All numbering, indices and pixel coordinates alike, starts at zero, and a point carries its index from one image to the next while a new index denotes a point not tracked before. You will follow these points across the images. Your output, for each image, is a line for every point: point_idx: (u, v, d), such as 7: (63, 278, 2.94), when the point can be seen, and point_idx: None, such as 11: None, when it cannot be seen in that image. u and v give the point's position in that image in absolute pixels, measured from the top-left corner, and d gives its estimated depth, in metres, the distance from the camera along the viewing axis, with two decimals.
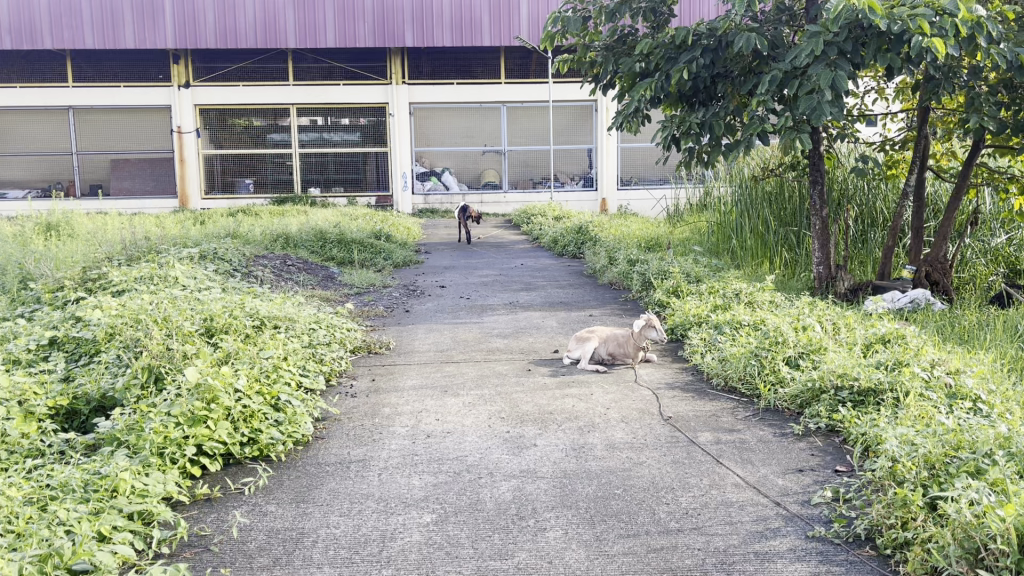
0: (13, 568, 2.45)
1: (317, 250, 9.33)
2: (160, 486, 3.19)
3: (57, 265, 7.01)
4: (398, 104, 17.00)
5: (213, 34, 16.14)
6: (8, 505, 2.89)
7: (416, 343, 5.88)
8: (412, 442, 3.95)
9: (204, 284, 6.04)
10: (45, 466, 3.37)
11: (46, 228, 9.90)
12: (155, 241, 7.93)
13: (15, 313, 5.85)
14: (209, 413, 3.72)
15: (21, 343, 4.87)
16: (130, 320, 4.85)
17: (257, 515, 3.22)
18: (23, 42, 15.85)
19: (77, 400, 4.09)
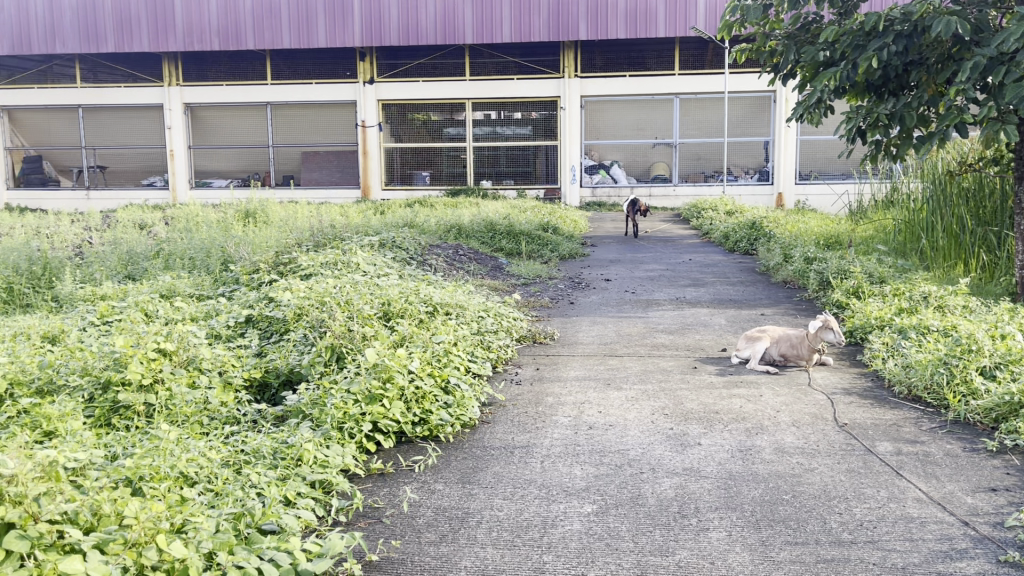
0: (212, 523, 2.71)
1: (487, 241, 9.57)
2: (339, 458, 3.42)
3: (254, 249, 7.59)
4: (570, 98, 17.07)
5: (398, 32, 16.85)
6: (209, 466, 3.19)
7: (580, 335, 5.91)
8: (574, 433, 3.99)
9: (383, 270, 6.38)
10: (240, 432, 3.69)
11: (245, 215, 10.76)
12: (340, 229, 8.41)
13: (218, 292, 6.41)
14: (385, 392, 3.95)
15: (221, 319, 5.35)
16: (316, 302, 5.20)
17: (425, 492, 3.37)
18: (229, 43, 17.02)
19: (269, 373, 4.44)
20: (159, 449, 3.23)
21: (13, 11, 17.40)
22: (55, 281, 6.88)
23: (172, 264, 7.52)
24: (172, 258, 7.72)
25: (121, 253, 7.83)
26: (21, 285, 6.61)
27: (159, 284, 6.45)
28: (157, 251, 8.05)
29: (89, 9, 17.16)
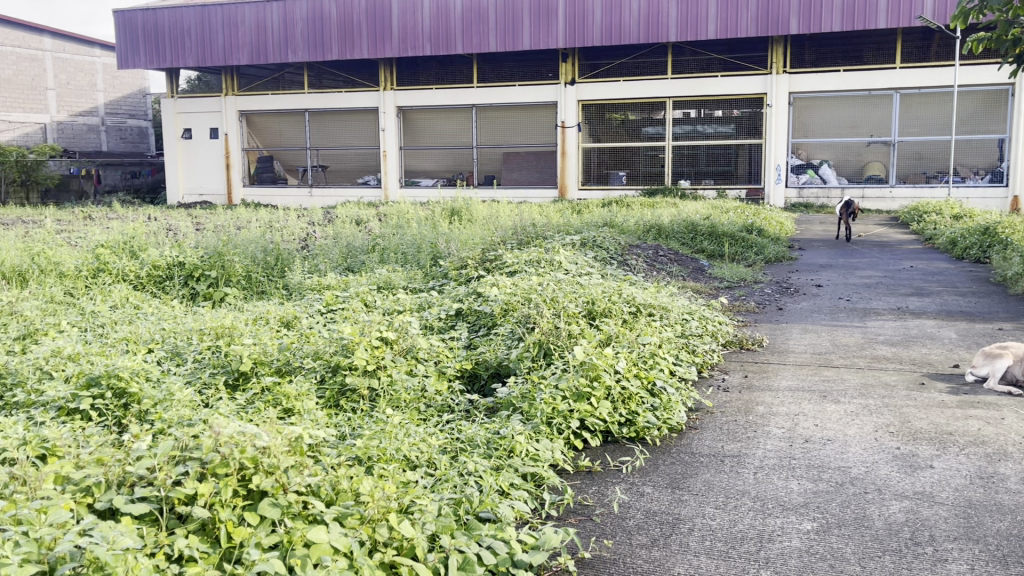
0: (436, 506, 2.84)
1: (688, 242, 9.39)
2: (549, 452, 3.47)
3: (461, 245, 7.88)
4: (777, 95, 16.33)
5: (600, 32, 16.90)
6: (429, 450, 3.35)
7: (790, 343, 5.65)
8: (789, 445, 3.81)
9: (585, 269, 6.40)
10: (455, 421, 3.83)
11: (450, 213, 11.21)
12: (543, 227, 8.56)
13: (428, 286, 6.73)
14: (593, 390, 3.97)
15: (434, 311, 5.59)
16: (523, 298, 5.31)
17: (635, 494, 3.35)
18: (440, 48, 17.77)
19: (478, 365, 4.59)
20: (385, 432, 3.42)
21: (251, 20, 18.58)
22: (285, 270, 7.48)
23: (385, 258, 7.93)
24: (387, 252, 8.15)
25: (341, 246, 8.37)
26: (257, 273, 7.24)
27: (375, 277, 6.82)
28: (373, 245, 8.53)
29: (317, 19, 18.31)
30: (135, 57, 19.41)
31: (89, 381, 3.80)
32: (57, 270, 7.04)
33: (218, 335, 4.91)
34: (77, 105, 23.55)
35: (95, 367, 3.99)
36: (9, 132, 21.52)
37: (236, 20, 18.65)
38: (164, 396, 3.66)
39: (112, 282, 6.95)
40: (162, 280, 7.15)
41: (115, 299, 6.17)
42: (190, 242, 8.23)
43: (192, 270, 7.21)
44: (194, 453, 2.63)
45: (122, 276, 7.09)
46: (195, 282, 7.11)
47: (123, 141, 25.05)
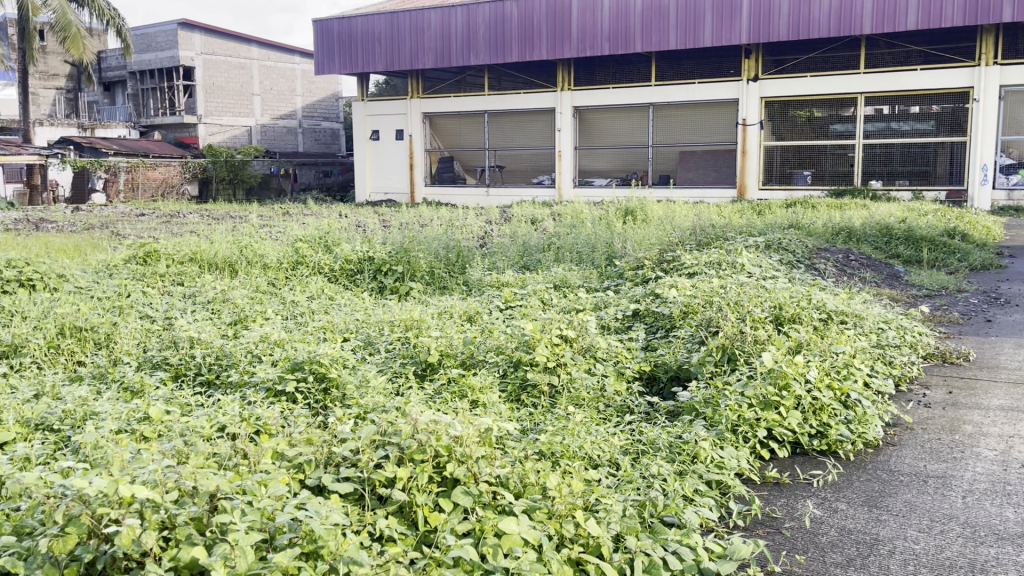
0: (621, 505, 2.82)
1: (882, 247, 8.85)
2: (735, 461, 3.36)
3: (638, 246, 7.80)
4: (986, 88, 14.97)
5: (786, 27, 16.16)
6: (610, 451, 3.33)
7: (1001, 358, 5.17)
8: (1003, 469, 3.49)
9: (770, 272, 6.16)
10: (636, 422, 3.79)
11: (625, 212, 11.14)
12: (723, 228, 8.31)
13: (604, 285, 6.71)
14: (781, 399, 3.81)
15: (611, 311, 5.56)
16: (705, 301, 5.18)
17: (828, 510, 3.19)
18: (619, 47, 17.57)
19: (658, 368, 4.53)
20: (568, 429, 3.45)
21: (437, 24, 19.17)
22: (466, 267, 7.71)
23: (562, 257, 7.98)
24: (562, 251, 8.20)
25: (519, 245, 8.52)
26: (439, 269, 7.51)
27: (552, 275, 6.87)
28: (549, 244, 8.61)
29: (499, 21, 18.64)
30: (330, 63, 20.53)
31: (294, 365, 4.09)
32: (262, 261, 7.62)
33: (407, 327, 5.13)
34: (278, 109, 25.40)
35: (299, 352, 4.29)
36: (221, 134, 23.53)
37: (423, 25, 19.32)
38: (360, 383, 3.87)
39: (309, 274, 7.44)
40: (353, 273, 7.58)
41: (313, 289, 6.63)
42: (378, 238, 8.66)
43: (381, 264, 7.59)
44: (393, 438, 2.75)
45: (319, 269, 7.57)
46: (384, 276, 7.48)
47: (317, 143, 26.79)
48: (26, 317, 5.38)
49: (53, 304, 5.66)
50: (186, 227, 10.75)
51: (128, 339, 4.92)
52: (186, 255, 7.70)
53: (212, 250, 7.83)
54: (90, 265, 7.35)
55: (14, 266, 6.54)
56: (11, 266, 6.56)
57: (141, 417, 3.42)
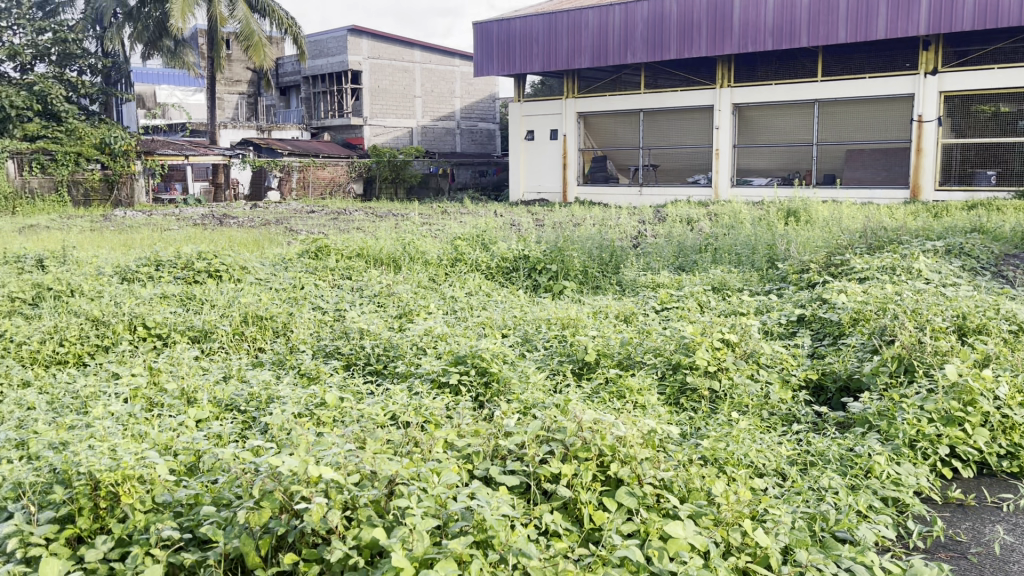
0: (790, 516, 2.73)
1: None
2: (914, 479, 3.16)
3: (803, 248, 7.48)
4: None
5: (972, 15, 14.22)
6: (777, 459, 3.23)
7: None
8: None
9: (950, 279, 5.74)
10: (803, 433, 3.64)
11: (787, 214, 10.69)
12: (897, 231, 7.81)
13: (765, 289, 6.48)
14: (966, 415, 3.56)
15: (774, 316, 5.36)
16: (879, 308, 4.89)
17: (1021, 538, 2.96)
18: (783, 42, 16.26)
19: (825, 377, 4.34)
20: (731, 435, 3.36)
21: (594, 24, 18.68)
22: (620, 267, 7.66)
23: (719, 259, 7.78)
24: (720, 252, 7.98)
25: (674, 245, 8.38)
26: (594, 269, 7.50)
27: (711, 277, 6.69)
28: (706, 245, 8.40)
29: (657, 19, 17.85)
30: (488, 65, 20.64)
31: (456, 359, 4.21)
32: (423, 258, 7.89)
33: (564, 325, 5.17)
34: (438, 110, 26.21)
35: (463, 346, 4.40)
36: (385, 136, 24.62)
37: (581, 24, 18.87)
38: (519, 379, 3.92)
39: (467, 271, 7.63)
40: (509, 271, 7.71)
41: (472, 286, 6.80)
42: (533, 237, 8.74)
43: (536, 263, 7.66)
44: (557, 435, 2.79)
45: (476, 266, 7.74)
46: (538, 275, 7.56)
47: (474, 143, 27.43)
48: (214, 305, 5.83)
49: (237, 294, 6.11)
50: (352, 224, 11.32)
51: (304, 328, 5.23)
52: (354, 250, 8.10)
53: (377, 246, 8.19)
54: (269, 259, 7.87)
55: (205, 258, 7.11)
56: (202, 258, 7.13)
57: (318, 401, 3.63)
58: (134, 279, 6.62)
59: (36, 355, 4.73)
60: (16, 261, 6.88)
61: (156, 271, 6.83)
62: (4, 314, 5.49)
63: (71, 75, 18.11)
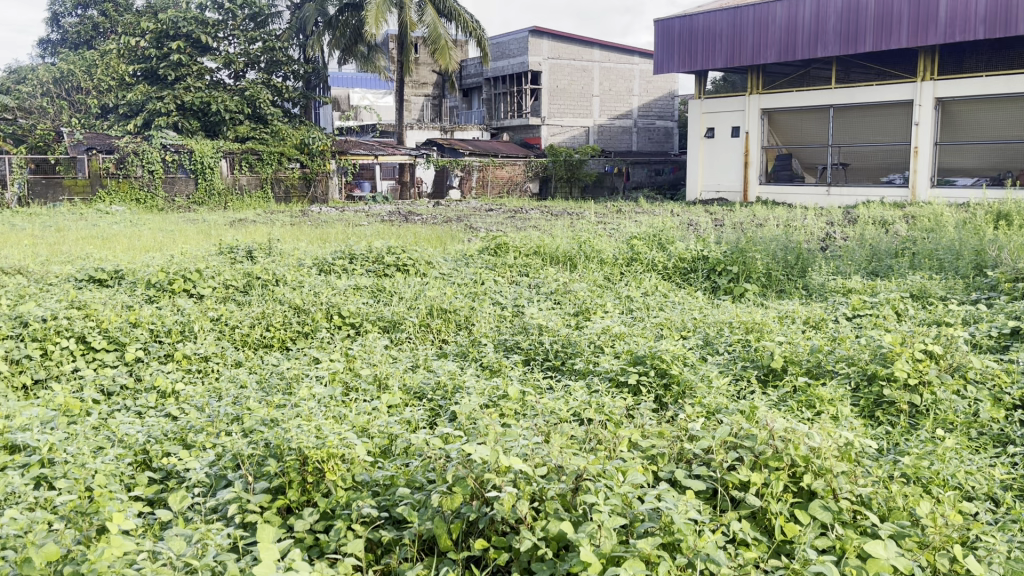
0: (1007, 545, 2.49)
1: None
2: None
3: (1018, 254, 6.84)
4: None
5: None
6: (988, 484, 2.97)
7: None
8: None
9: None
10: (1021, 457, 3.30)
11: (996, 217, 9.80)
12: None
13: (972, 298, 5.97)
14: None
15: (983, 328, 4.93)
16: None
17: None
18: (996, 30, 14.84)
19: None
20: (935, 454, 3.12)
21: (783, 18, 17.88)
22: (806, 270, 7.32)
23: (918, 264, 7.25)
24: (919, 258, 7.44)
25: (867, 249, 7.91)
26: (777, 272, 7.21)
27: (909, 284, 6.26)
28: (902, 249, 7.86)
29: (852, 9, 16.82)
30: (668, 63, 20.30)
31: (636, 359, 4.18)
32: (599, 257, 7.89)
33: (748, 329, 5.00)
34: (615, 109, 26.11)
35: (642, 347, 4.36)
36: (562, 134, 24.90)
37: (768, 18, 18.15)
38: (701, 383, 3.83)
39: (644, 271, 7.56)
40: (687, 271, 7.57)
41: (649, 286, 6.73)
42: (713, 237, 8.53)
43: (715, 264, 7.46)
44: (746, 441, 2.70)
45: (653, 266, 7.64)
46: (718, 276, 7.35)
47: (650, 141, 27.12)
48: (402, 297, 6.11)
49: (423, 288, 6.37)
50: (529, 222, 11.52)
51: (484, 323, 5.37)
52: (532, 247, 8.23)
53: (554, 244, 8.29)
54: (451, 254, 8.16)
55: (394, 252, 7.46)
56: (391, 253, 7.49)
57: (500, 394, 3.71)
58: (330, 270, 7.08)
59: (246, 338, 5.15)
60: (229, 252, 7.52)
61: (349, 263, 7.24)
62: (219, 300, 6.02)
63: (276, 81, 19.58)
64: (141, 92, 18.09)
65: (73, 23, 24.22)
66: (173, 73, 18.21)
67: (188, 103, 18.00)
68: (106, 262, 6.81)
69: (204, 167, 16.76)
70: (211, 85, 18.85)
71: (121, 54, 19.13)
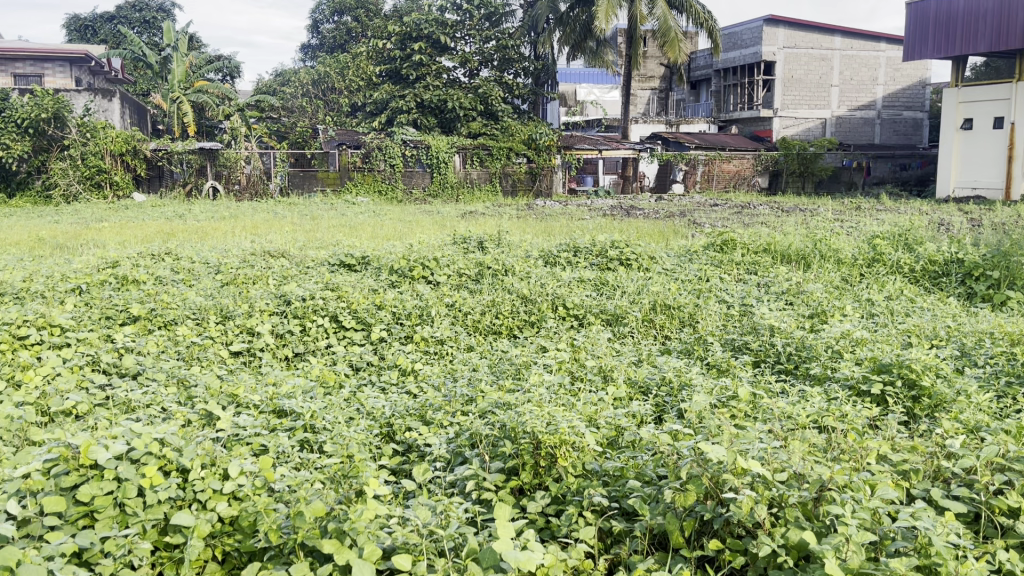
0: None
1: None
2: None
3: None
4: None
5: None
6: None
7: None
8: None
9: None
10: None
11: None
12: None
13: None
14: None
15: None
16: None
17: None
18: None
19: None
20: None
21: None
22: None
23: None
24: None
25: None
26: None
27: None
28: None
29: None
30: (922, 49, 18.71)
31: (879, 367, 3.90)
32: (836, 256, 7.42)
33: (1014, 342, 4.49)
34: (857, 99, 24.39)
35: (887, 354, 4.05)
36: (795, 127, 23.77)
37: None
38: (959, 397, 3.50)
39: (887, 272, 7.02)
40: (938, 275, 6.93)
41: (891, 289, 6.23)
42: (971, 238, 7.75)
43: (972, 268, 6.75)
44: (1018, 465, 2.44)
45: (897, 268, 7.09)
46: (974, 281, 6.64)
47: (895, 134, 25.04)
48: (625, 291, 6.11)
49: (647, 282, 6.32)
50: (757, 218, 11.06)
51: (711, 320, 5.23)
52: (761, 244, 7.93)
53: (786, 242, 7.91)
54: (676, 250, 8.03)
55: (618, 246, 7.47)
56: (615, 246, 7.50)
57: (730, 394, 3.60)
58: (556, 262, 7.23)
59: (478, 324, 5.39)
60: (462, 241, 7.89)
61: (574, 256, 7.36)
62: (453, 287, 6.34)
63: (508, 78, 20.28)
64: (386, 92, 19.47)
65: (330, 28, 26.48)
66: (415, 72, 19.43)
67: (427, 100, 19.15)
68: (354, 249, 7.39)
69: (440, 161, 17.73)
70: (449, 84, 19.82)
71: (370, 56, 20.68)
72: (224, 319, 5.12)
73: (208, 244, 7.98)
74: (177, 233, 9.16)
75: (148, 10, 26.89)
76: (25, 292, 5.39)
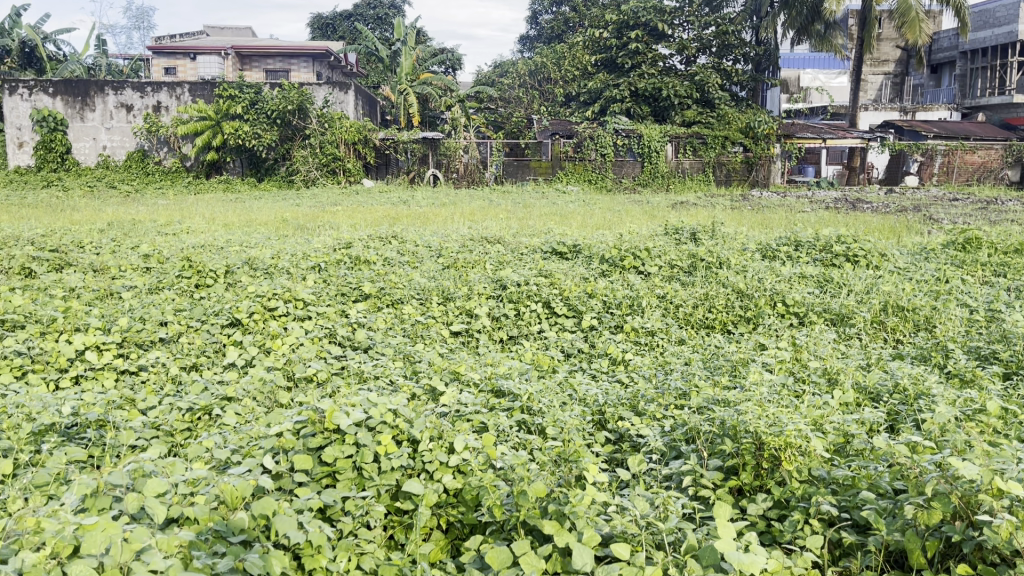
0: None
1: None
2: None
3: None
4: None
5: None
6: None
7: None
8: None
9: None
10: None
11: None
12: None
13: None
14: None
15: None
16: None
17: None
18: None
19: None
20: None
21: None
22: None
23: None
24: None
25: None
26: None
27: None
28: None
29: None
30: None
31: None
32: None
33: None
34: None
35: None
36: None
37: None
38: None
39: None
40: None
41: None
42: None
43: None
44: None
45: None
46: None
47: None
48: (852, 289, 5.72)
49: (877, 281, 5.89)
50: (1005, 215, 10.00)
51: (951, 325, 4.78)
52: (1012, 244, 7.12)
53: None
54: (909, 247, 7.41)
55: (845, 241, 7.02)
56: (841, 241, 7.06)
57: (976, 407, 3.26)
58: (774, 256, 6.93)
59: (689, 317, 5.28)
60: (674, 232, 7.75)
61: (795, 250, 7.02)
62: (665, 278, 6.25)
63: (726, 64, 19.62)
64: (601, 81, 19.53)
65: (549, 19, 26.95)
66: (630, 60, 19.35)
67: (641, 89, 19.01)
68: (567, 236, 7.49)
69: (651, 151, 17.56)
70: (664, 71, 19.50)
71: (586, 46, 20.79)
72: (445, 301, 5.37)
73: (430, 228, 8.38)
74: (401, 218, 9.70)
75: (380, 8, 28.64)
76: (273, 268, 5.94)
